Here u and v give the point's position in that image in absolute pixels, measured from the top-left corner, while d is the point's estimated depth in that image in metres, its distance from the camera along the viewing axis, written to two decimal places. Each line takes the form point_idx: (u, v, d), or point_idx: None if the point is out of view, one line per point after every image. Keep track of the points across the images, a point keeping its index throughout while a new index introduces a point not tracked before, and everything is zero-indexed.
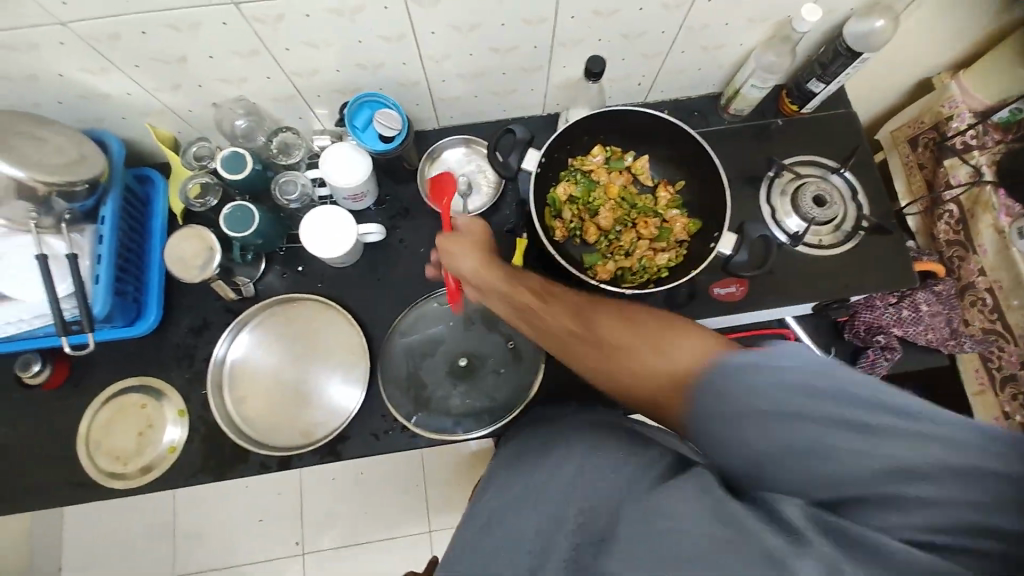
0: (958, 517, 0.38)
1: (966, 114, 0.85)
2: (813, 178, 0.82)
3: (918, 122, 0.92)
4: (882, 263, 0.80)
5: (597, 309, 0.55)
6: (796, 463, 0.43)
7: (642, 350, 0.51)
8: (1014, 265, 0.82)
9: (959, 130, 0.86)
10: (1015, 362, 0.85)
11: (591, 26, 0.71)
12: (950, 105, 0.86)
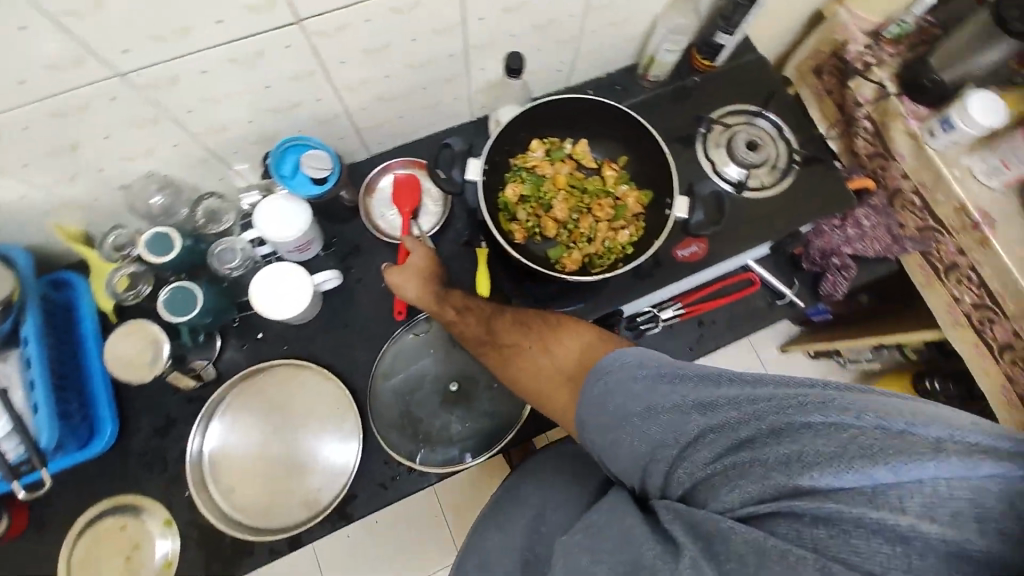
0: (920, 511, 0.36)
1: (859, 36, 0.91)
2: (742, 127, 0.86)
3: (819, 53, 0.97)
4: (824, 190, 0.83)
5: (556, 330, 0.60)
6: (751, 463, 0.42)
7: (531, 348, 0.60)
8: (932, 162, 0.85)
9: (856, 51, 0.91)
10: (954, 250, 0.86)
11: (501, 24, 0.71)
12: (842, 32, 0.92)
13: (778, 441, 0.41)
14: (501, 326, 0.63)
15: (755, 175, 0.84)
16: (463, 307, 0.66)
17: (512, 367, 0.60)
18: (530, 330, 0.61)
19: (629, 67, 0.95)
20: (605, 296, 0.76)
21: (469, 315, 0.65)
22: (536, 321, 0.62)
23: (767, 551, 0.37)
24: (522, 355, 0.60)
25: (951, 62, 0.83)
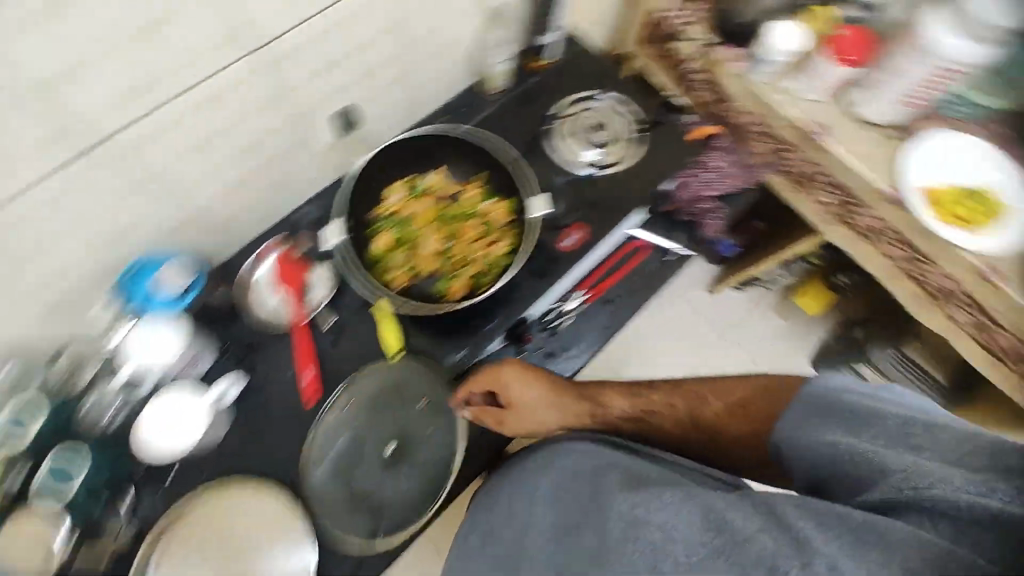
0: (971, 495, 0.46)
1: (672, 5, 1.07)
2: (582, 113, 0.91)
3: (644, 26, 1.13)
4: (667, 146, 0.91)
5: (684, 390, 0.73)
6: (866, 457, 0.53)
7: (669, 407, 0.73)
8: (760, 92, 1.02)
9: (674, 17, 1.07)
10: (807, 156, 1.07)
11: (321, 85, 0.71)
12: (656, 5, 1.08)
13: (879, 429, 0.54)
14: (703, 416, 0.71)
15: (607, 152, 0.90)
16: (643, 406, 0.74)
17: (688, 426, 0.72)
18: (721, 417, 0.70)
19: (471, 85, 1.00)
20: (511, 304, 0.82)
21: (656, 407, 0.74)
22: (760, 398, 0.66)
23: (862, 527, 0.46)
24: (695, 411, 0.72)
25: (747, 5, 1.01)
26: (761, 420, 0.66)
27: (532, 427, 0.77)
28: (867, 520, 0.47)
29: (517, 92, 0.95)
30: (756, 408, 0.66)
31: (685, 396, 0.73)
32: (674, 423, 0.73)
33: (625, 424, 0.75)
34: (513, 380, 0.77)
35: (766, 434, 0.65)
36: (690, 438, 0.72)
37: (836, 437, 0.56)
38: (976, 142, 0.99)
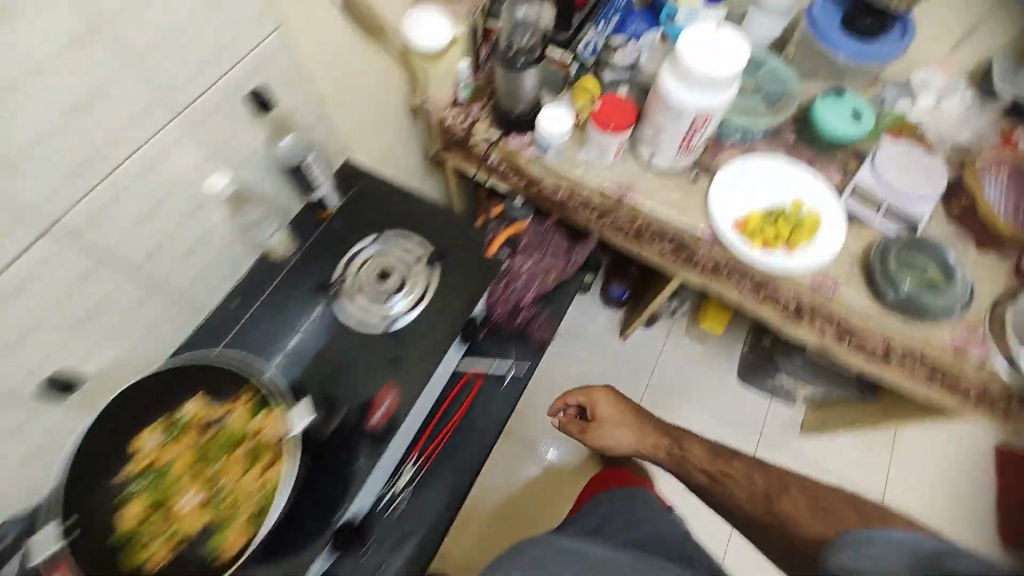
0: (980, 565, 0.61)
1: (451, 111, 1.14)
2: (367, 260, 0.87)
3: (437, 133, 1.20)
4: (463, 272, 0.88)
5: (723, 482, 0.97)
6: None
7: (740, 485, 0.95)
8: (559, 170, 1.08)
9: (457, 122, 1.14)
10: (626, 217, 1.10)
11: (26, 352, 0.64)
12: (437, 114, 1.15)
13: (876, 545, 0.69)
14: (737, 482, 0.96)
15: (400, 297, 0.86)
16: (719, 467, 1.00)
17: (764, 511, 0.89)
18: (795, 519, 0.82)
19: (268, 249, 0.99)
20: (327, 501, 0.76)
21: (726, 472, 0.99)
22: (833, 505, 0.81)
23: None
24: (781, 523, 0.84)
25: (513, 97, 1.06)
26: (810, 555, 0.78)
27: (608, 448, 1.14)
28: (880, 570, 0.67)
29: (305, 249, 0.93)
30: (835, 509, 0.80)
31: (763, 479, 0.93)
32: (746, 497, 0.93)
33: (715, 482, 0.98)
34: (617, 434, 1.14)
35: (828, 533, 0.77)
36: (750, 513, 0.91)
37: (845, 556, 0.71)
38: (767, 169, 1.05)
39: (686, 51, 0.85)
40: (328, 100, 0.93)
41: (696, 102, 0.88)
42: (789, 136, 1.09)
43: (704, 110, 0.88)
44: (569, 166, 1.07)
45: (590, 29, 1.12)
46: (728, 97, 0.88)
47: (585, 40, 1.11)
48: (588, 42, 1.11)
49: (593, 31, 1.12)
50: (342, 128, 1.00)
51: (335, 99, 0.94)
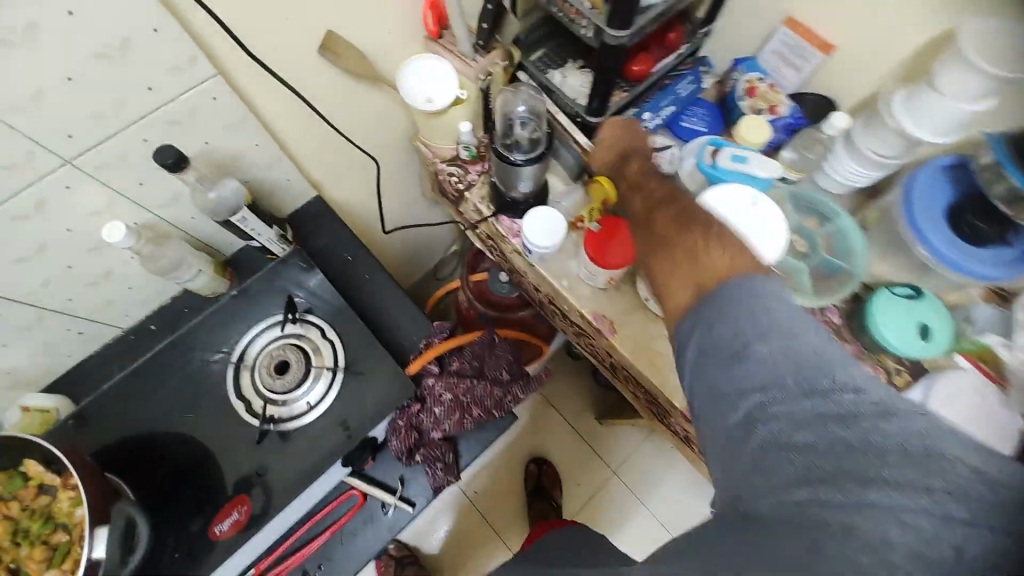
0: (915, 485, 0.43)
1: (448, 164, 1.00)
2: (272, 349, 0.82)
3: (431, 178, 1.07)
4: (377, 386, 0.82)
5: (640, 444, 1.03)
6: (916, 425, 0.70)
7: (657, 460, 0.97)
8: (541, 274, 0.93)
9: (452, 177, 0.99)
10: (603, 348, 0.94)
11: None
12: (432, 161, 1.01)
13: (739, 295, 0.52)
14: (659, 218, 0.66)
15: (296, 398, 0.81)
16: (648, 207, 0.69)
17: (666, 272, 0.62)
18: (683, 240, 0.61)
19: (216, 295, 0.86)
20: None
21: (645, 190, 0.72)
22: (696, 225, 0.62)
23: (763, 472, 0.47)
24: (669, 255, 0.62)
25: (508, 182, 0.90)
26: (682, 296, 0.58)
27: None
28: (745, 413, 0.50)
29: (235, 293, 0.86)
30: (688, 224, 0.62)
31: (667, 195, 0.69)
32: (642, 206, 0.70)
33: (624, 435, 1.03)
34: None
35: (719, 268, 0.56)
36: (657, 278, 0.63)
37: (709, 327, 0.53)
38: None
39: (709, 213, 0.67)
40: (295, 135, 0.84)
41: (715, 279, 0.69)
42: (833, 317, 0.87)
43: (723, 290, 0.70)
44: (554, 274, 0.91)
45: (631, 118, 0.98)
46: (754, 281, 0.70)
47: None
48: None
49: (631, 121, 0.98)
50: (313, 162, 0.91)
51: (304, 136, 0.85)
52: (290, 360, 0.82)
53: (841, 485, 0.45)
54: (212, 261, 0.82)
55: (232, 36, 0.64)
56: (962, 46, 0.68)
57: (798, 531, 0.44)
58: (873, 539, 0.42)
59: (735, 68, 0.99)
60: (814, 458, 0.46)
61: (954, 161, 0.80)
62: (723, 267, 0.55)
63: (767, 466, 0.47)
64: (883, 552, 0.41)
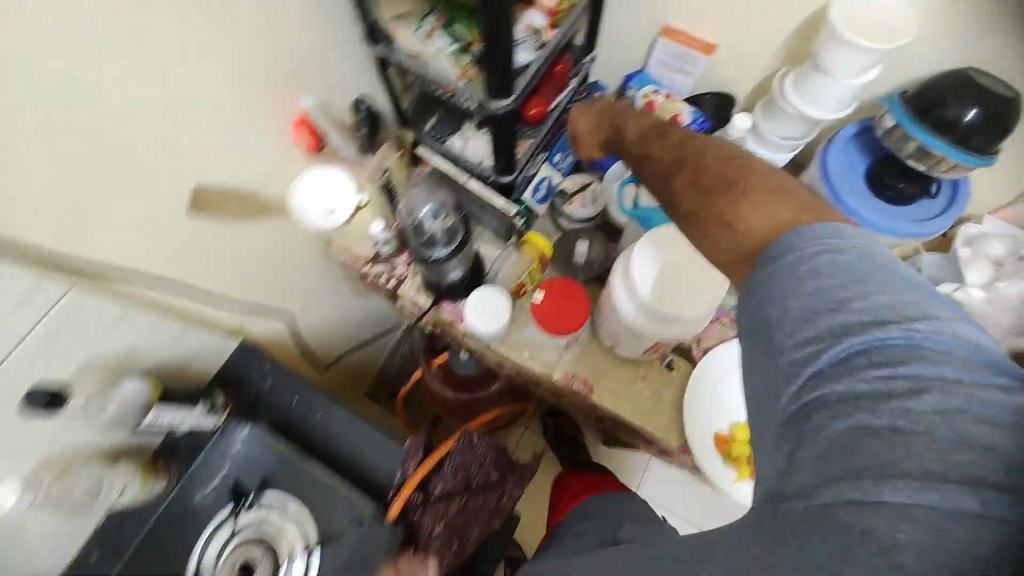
0: (940, 386, 0.37)
1: (371, 261, 0.93)
2: (229, 549, 0.74)
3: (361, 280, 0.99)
4: (367, 533, 0.75)
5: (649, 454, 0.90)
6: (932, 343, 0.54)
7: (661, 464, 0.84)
8: (502, 351, 0.87)
9: (380, 273, 0.93)
10: (587, 406, 0.88)
11: None
12: (354, 265, 0.94)
13: (825, 261, 0.43)
14: (678, 184, 0.60)
15: None
16: (664, 171, 0.63)
17: (704, 241, 0.56)
18: (715, 198, 0.54)
19: (158, 497, 0.76)
20: None
21: (651, 159, 0.66)
22: (722, 179, 0.56)
23: (814, 468, 0.38)
24: (701, 229, 0.56)
25: (438, 272, 0.83)
26: (734, 267, 0.52)
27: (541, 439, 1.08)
28: (806, 374, 0.40)
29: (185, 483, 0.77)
30: (717, 185, 0.55)
31: (677, 158, 0.62)
32: (662, 188, 0.62)
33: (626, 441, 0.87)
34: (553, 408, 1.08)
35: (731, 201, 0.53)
36: (701, 246, 0.56)
37: (773, 291, 0.44)
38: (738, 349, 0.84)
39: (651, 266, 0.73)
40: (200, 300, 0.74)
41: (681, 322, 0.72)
42: None
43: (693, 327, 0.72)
44: (514, 349, 0.86)
45: (545, 164, 0.93)
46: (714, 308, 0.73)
47: (535, 179, 0.92)
48: (539, 184, 0.92)
49: (547, 168, 0.92)
50: (231, 312, 0.82)
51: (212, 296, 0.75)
52: (253, 559, 0.74)
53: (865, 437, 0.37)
54: (137, 462, 0.74)
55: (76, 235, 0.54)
56: (834, 31, 0.66)
57: (819, 515, 0.37)
58: (894, 495, 0.35)
59: (627, 87, 0.97)
60: (848, 404, 0.38)
61: (858, 128, 0.81)
62: (762, 226, 0.49)
63: (798, 412, 0.40)
64: (903, 518, 0.34)
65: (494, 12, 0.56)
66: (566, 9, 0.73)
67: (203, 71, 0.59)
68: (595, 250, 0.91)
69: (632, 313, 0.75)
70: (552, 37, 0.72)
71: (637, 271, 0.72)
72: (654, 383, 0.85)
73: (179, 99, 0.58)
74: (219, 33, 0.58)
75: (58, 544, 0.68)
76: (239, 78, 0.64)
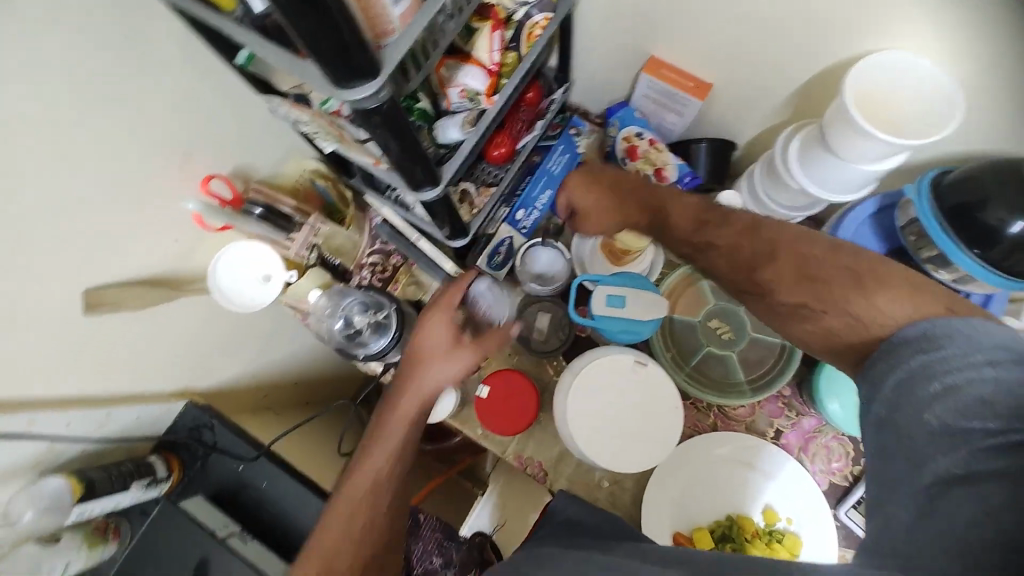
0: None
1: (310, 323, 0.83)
2: None
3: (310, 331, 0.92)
4: None
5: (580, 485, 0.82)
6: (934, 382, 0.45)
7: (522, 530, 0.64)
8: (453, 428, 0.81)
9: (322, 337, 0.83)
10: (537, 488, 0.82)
11: None
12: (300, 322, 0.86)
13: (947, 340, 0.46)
14: (770, 275, 0.60)
15: None
16: (703, 237, 0.66)
17: (817, 334, 0.57)
18: (832, 293, 0.55)
19: (111, 557, 0.80)
20: None
21: (715, 243, 0.65)
22: (838, 276, 0.56)
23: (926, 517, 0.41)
24: (816, 321, 0.57)
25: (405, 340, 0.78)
26: (858, 358, 0.54)
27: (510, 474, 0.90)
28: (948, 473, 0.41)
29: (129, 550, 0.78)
30: (827, 277, 0.56)
31: (760, 243, 0.62)
32: (729, 265, 0.64)
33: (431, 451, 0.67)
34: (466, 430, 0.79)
35: (881, 309, 0.52)
36: (808, 340, 0.58)
37: (896, 378, 0.48)
38: (699, 443, 0.76)
39: (607, 373, 0.68)
40: (125, 379, 0.72)
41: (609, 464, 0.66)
42: (784, 390, 0.79)
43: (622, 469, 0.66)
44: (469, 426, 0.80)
45: (506, 223, 0.84)
46: (676, 422, 0.67)
47: (494, 241, 0.83)
48: (495, 249, 0.83)
49: (506, 227, 0.83)
50: (173, 381, 0.80)
51: (138, 373, 0.73)
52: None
53: (1002, 412, 0.41)
54: (81, 533, 0.77)
55: None
56: (847, 115, 0.52)
57: (929, 545, 0.40)
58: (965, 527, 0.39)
59: (609, 122, 0.82)
60: (975, 463, 0.40)
61: (879, 205, 0.66)
62: (900, 320, 0.50)
63: (958, 416, 0.42)
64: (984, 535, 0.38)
65: (377, 125, 0.42)
66: (512, 63, 0.60)
67: (63, 179, 0.52)
68: (559, 322, 0.82)
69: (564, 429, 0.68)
70: (491, 105, 0.60)
71: (576, 390, 0.67)
72: (614, 471, 0.79)
73: (39, 215, 0.52)
74: (77, 136, 0.52)
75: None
76: (115, 172, 0.57)
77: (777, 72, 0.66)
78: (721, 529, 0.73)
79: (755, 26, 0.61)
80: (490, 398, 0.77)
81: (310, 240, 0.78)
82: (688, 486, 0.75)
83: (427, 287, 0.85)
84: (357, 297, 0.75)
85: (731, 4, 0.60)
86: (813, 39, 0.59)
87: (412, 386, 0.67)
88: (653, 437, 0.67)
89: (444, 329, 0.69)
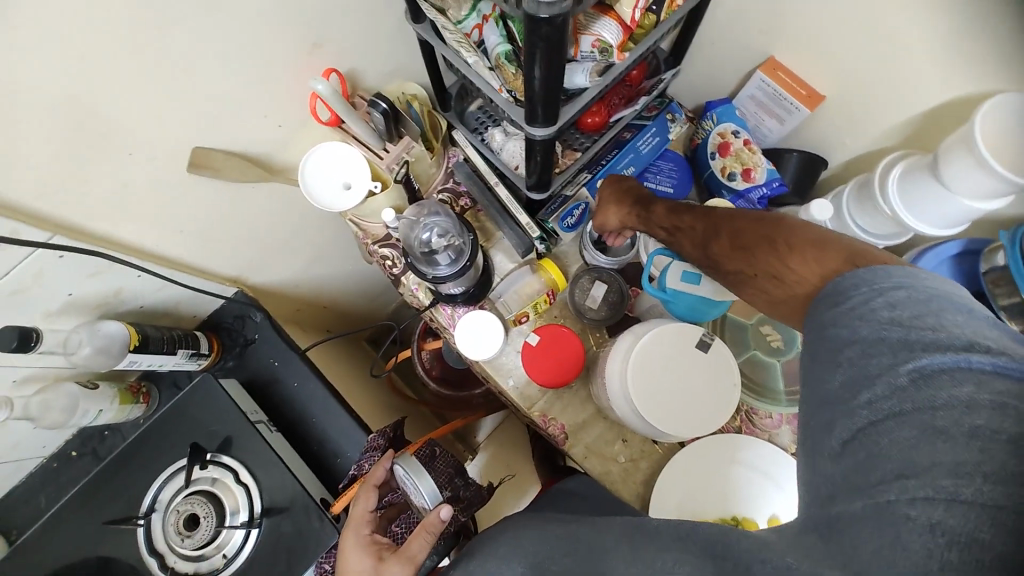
0: (949, 369, 0.39)
1: (377, 243, 0.83)
2: (175, 499, 0.74)
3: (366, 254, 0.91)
4: (309, 525, 0.74)
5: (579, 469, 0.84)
6: (853, 326, 0.44)
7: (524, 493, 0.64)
8: (490, 375, 0.82)
9: (386, 258, 0.83)
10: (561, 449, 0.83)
11: None
12: (363, 241, 0.85)
13: (857, 289, 0.46)
14: (718, 248, 0.62)
15: (211, 549, 0.73)
16: (674, 222, 0.68)
17: (762, 295, 0.59)
18: (759, 257, 0.57)
19: (135, 420, 0.80)
20: None
21: (681, 228, 0.67)
22: (760, 242, 0.58)
23: (850, 453, 0.40)
24: (752, 283, 0.59)
25: (476, 273, 0.80)
26: (794, 315, 0.56)
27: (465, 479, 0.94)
28: (856, 428, 0.40)
29: (157, 415, 0.79)
30: (754, 245, 0.58)
31: (710, 221, 0.64)
32: (693, 243, 0.65)
33: None
34: (414, 543, 0.60)
35: (789, 265, 0.54)
36: (755, 301, 0.60)
37: (827, 323, 0.47)
38: (723, 439, 0.77)
39: (670, 342, 0.70)
40: (198, 244, 0.73)
41: (655, 423, 0.67)
42: None
43: (671, 435, 0.68)
44: (506, 376, 0.82)
45: (585, 188, 0.86)
46: (729, 404, 0.70)
47: (569, 203, 0.85)
48: (569, 211, 0.85)
49: (585, 193, 0.85)
50: (239, 262, 0.82)
51: (209, 242, 0.74)
52: (198, 514, 0.73)
53: (897, 343, 0.41)
54: (116, 387, 0.76)
55: (60, 160, 0.52)
56: (975, 140, 0.55)
57: (863, 475, 0.38)
58: (895, 458, 0.37)
59: (706, 116, 0.84)
60: (886, 401, 0.40)
61: (962, 248, 0.69)
62: (815, 283, 0.52)
63: (862, 355, 0.42)
64: (914, 465, 0.36)
65: (540, 37, 0.45)
66: (648, 25, 0.61)
67: (215, 22, 0.54)
68: (613, 294, 0.84)
69: (614, 387, 0.70)
70: (621, 60, 0.61)
71: (633, 358, 0.69)
72: (633, 451, 0.80)
73: (179, 54, 0.53)
74: None
75: (42, 439, 0.73)
76: (260, 32, 0.59)
77: (891, 99, 0.68)
78: (724, 526, 0.73)
79: (885, 47, 0.63)
80: (539, 347, 0.79)
81: (403, 156, 0.78)
82: (701, 477, 0.75)
83: (492, 235, 0.86)
84: (442, 217, 0.78)
85: (876, 18, 0.61)
86: (944, 70, 0.61)
87: (351, 519, 0.67)
88: (697, 417, 0.69)
89: (376, 484, 0.69)
